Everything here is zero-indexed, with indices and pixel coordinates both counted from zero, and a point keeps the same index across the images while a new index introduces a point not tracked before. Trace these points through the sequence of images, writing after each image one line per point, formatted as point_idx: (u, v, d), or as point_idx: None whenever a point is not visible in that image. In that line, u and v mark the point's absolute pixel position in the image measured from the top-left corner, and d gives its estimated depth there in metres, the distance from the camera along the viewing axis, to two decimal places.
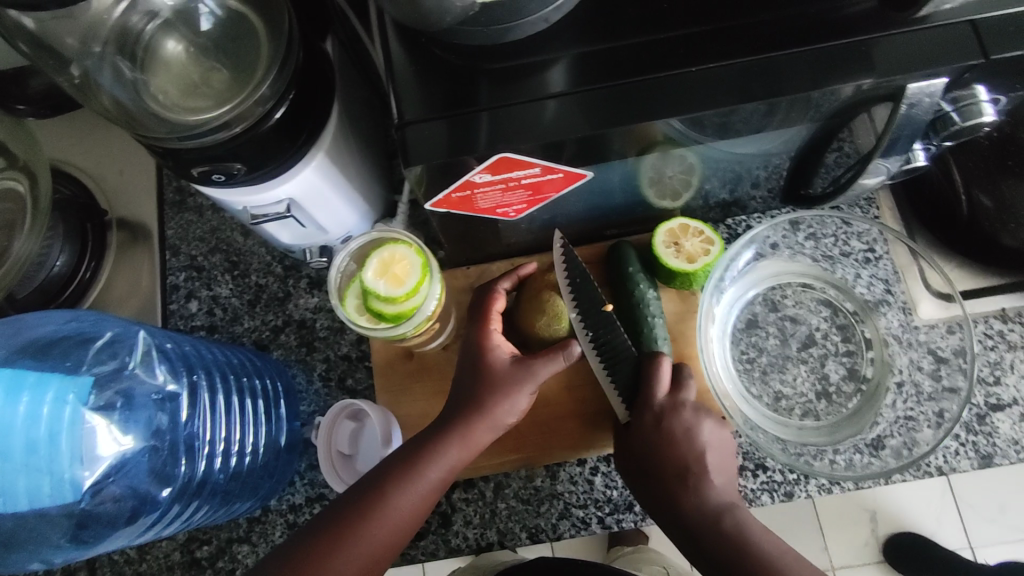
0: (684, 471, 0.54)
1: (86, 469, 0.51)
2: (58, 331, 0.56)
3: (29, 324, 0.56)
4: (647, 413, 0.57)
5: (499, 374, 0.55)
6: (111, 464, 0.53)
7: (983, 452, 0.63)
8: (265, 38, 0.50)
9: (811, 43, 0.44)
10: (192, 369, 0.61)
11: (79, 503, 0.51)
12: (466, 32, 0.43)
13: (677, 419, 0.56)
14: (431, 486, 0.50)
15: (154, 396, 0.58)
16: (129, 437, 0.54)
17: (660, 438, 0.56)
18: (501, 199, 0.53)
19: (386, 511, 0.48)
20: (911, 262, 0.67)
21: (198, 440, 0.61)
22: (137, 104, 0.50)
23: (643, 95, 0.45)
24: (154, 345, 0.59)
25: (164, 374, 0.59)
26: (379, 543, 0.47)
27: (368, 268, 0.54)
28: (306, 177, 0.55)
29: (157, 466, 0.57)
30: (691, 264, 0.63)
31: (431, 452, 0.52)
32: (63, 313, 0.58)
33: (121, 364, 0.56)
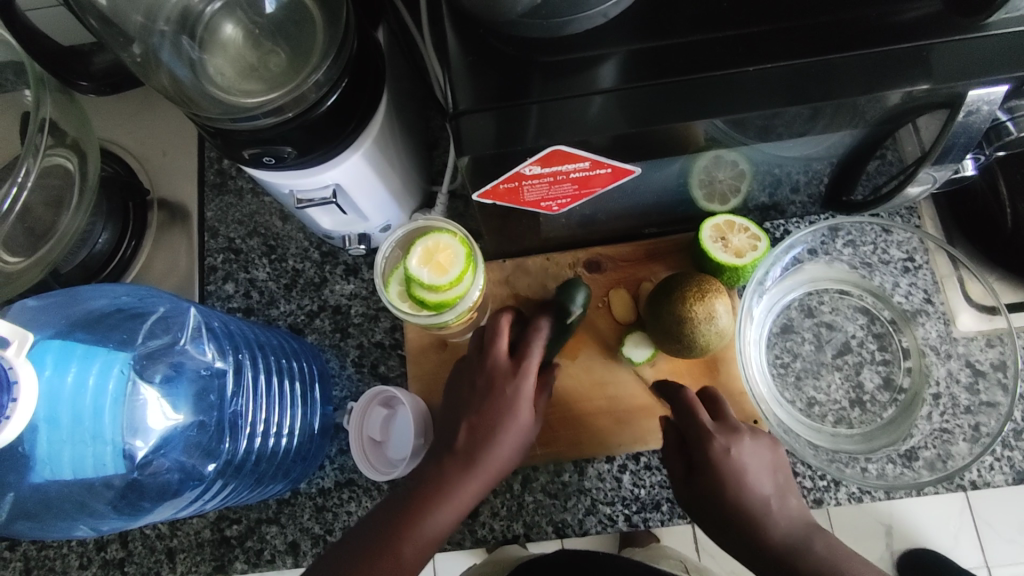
0: (764, 503, 0.52)
1: (135, 440, 0.53)
2: (110, 305, 0.58)
3: (78, 298, 0.57)
4: (716, 440, 0.53)
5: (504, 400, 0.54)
6: (159, 440, 0.55)
7: (1019, 468, 0.63)
8: (321, 24, 0.51)
9: (870, 47, 0.44)
10: (237, 348, 0.62)
11: (131, 473, 0.54)
12: (525, 24, 0.43)
13: (742, 445, 0.54)
14: (517, 444, 0.54)
15: (202, 372, 0.59)
16: (179, 413, 0.57)
17: (734, 471, 0.52)
18: (547, 192, 0.53)
19: (475, 470, 0.52)
20: (952, 272, 0.66)
21: (241, 419, 0.62)
22: (194, 85, 0.50)
23: (696, 93, 0.44)
24: (202, 322, 0.60)
25: (212, 351, 0.60)
26: (472, 496, 0.52)
27: (412, 256, 0.53)
28: (353, 164, 0.55)
29: (201, 441, 0.58)
30: (739, 258, 0.62)
31: (506, 421, 0.53)
32: (116, 287, 0.59)
33: (173, 339, 0.58)
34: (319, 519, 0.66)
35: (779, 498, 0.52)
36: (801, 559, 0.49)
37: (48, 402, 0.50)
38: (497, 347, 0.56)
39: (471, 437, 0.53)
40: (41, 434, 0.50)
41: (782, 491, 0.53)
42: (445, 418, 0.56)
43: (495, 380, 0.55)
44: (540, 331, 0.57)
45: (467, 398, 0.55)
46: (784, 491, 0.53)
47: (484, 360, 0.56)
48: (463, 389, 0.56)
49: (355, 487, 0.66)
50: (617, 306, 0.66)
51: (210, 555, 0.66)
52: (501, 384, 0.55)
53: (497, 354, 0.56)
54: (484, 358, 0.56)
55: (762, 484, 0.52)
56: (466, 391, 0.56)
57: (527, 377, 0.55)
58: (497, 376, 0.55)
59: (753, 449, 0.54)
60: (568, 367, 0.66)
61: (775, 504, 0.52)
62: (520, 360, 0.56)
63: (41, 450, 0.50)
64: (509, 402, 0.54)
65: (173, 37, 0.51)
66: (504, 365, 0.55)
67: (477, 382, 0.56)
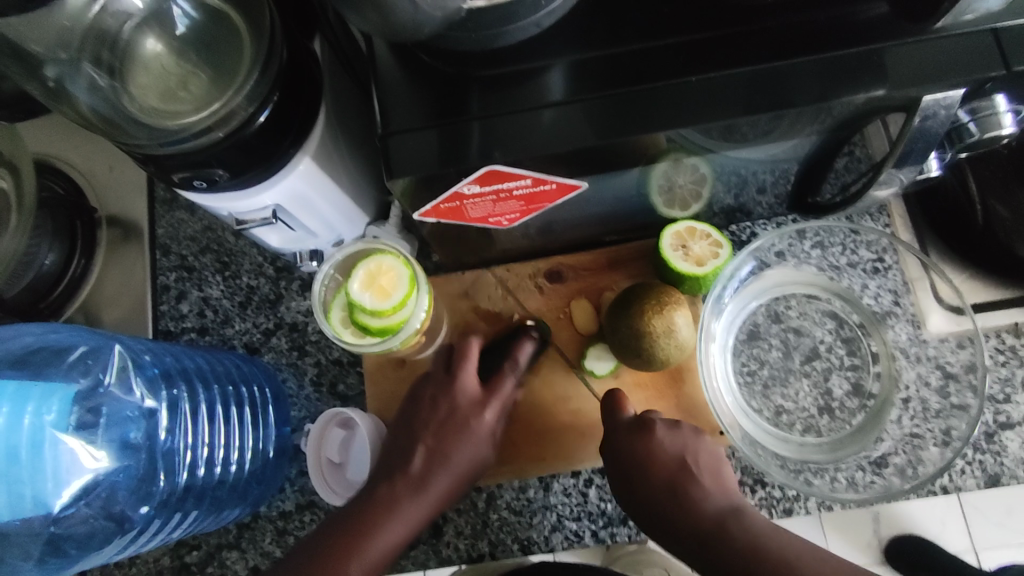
0: (673, 486, 0.52)
1: (58, 489, 0.51)
2: (37, 343, 0.55)
3: (3, 337, 0.54)
4: (621, 429, 0.56)
5: (461, 430, 0.57)
6: (80, 490, 0.53)
7: (991, 472, 0.62)
8: (247, 38, 0.48)
9: (819, 52, 0.41)
10: (171, 382, 0.60)
11: (49, 525, 0.52)
12: (456, 38, 0.40)
13: (651, 435, 0.55)
14: (469, 476, 0.57)
15: (134, 413, 0.57)
16: (103, 456, 0.54)
17: (636, 459, 0.54)
18: (492, 209, 0.50)
19: (426, 495, 0.54)
20: (922, 274, 0.64)
21: (177, 453, 0.60)
22: (116, 110, 0.48)
23: (640, 106, 0.42)
24: (130, 357, 0.58)
25: (141, 390, 0.57)
26: (416, 517, 0.54)
27: (354, 279, 0.51)
28: (293, 182, 0.53)
29: (137, 484, 0.56)
30: (699, 267, 0.61)
31: (464, 450, 0.56)
32: (37, 325, 0.56)
33: (95, 381, 0.55)
34: (280, 543, 0.64)
35: (687, 479, 0.53)
36: (716, 541, 0.49)
37: None
38: (465, 372, 0.58)
39: (428, 465, 0.56)
40: None
41: (693, 473, 0.53)
42: (399, 439, 0.58)
43: (458, 410, 0.57)
44: (514, 368, 0.59)
45: (428, 423, 0.57)
46: (697, 473, 0.53)
47: (452, 387, 0.58)
48: (423, 411, 0.58)
49: (316, 509, 0.65)
50: (579, 318, 0.65)
51: None
52: (464, 415, 0.57)
53: (464, 382, 0.58)
54: (452, 384, 0.58)
55: (670, 468, 0.53)
56: (427, 413, 0.58)
57: (490, 408, 0.58)
58: (461, 407, 0.57)
59: (665, 438, 0.55)
60: (530, 382, 0.64)
61: (685, 486, 0.52)
62: (485, 391, 0.58)
63: None
64: (468, 433, 0.57)
65: (90, 56, 0.48)
66: (472, 397, 0.58)
67: (440, 408, 0.57)
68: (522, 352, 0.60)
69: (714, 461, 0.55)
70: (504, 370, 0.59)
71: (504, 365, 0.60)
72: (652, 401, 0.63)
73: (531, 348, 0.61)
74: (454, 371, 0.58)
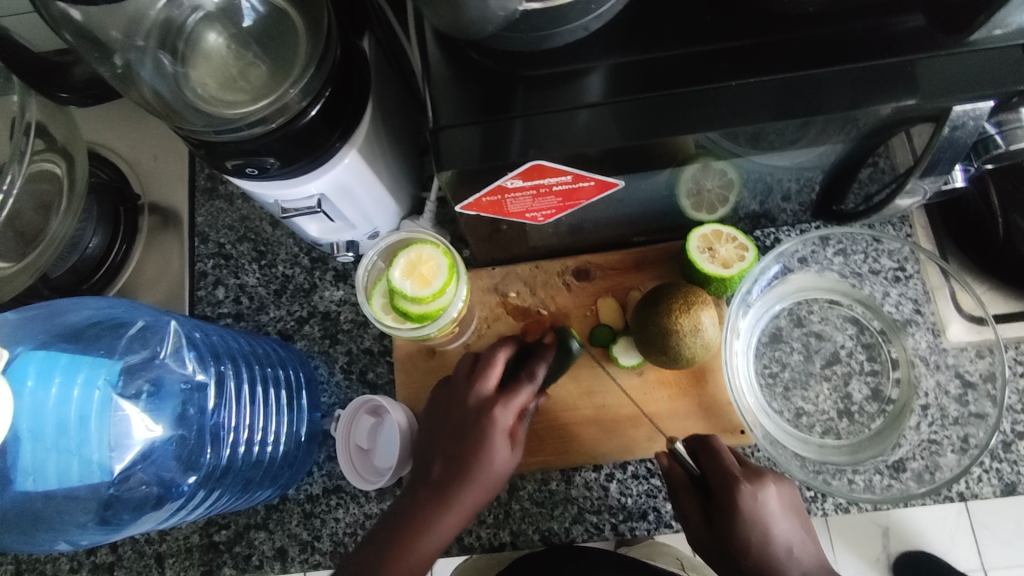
0: (787, 548, 0.53)
1: (114, 453, 0.53)
2: (93, 317, 0.58)
3: (60, 311, 0.57)
4: (738, 487, 0.54)
5: (480, 436, 0.56)
6: (136, 456, 0.55)
7: (1007, 480, 0.62)
8: (304, 35, 0.50)
9: (854, 62, 0.43)
10: (218, 359, 0.62)
11: (107, 488, 0.54)
12: (506, 38, 0.43)
13: (766, 492, 0.54)
14: (491, 480, 0.56)
15: (181, 386, 0.59)
16: (158, 425, 0.56)
17: (758, 522, 0.53)
18: (531, 204, 0.52)
19: (451, 504, 0.55)
20: (943, 283, 0.66)
21: (223, 428, 0.61)
22: (177, 98, 0.50)
23: (679, 108, 0.44)
24: (182, 333, 0.60)
25: (192, 363, 0.60)
26: (451, 525, 0.56)
27: (394, 267, 0.53)
28: (339, 173, 0.55)
29: (183, 453, 0.58)
30: (726, 269, 0.62)
31: (479, 453, 0.56)
32: (96, 301, 0.59)
33: (152, 353, 0.57)
34: (307, 525, 0.66)
35: (801, 541, 0.54)
36: None
37: (32, 414, 0.51)
38: (486, 380, 0.59)
39: (445, 471, 0.57)
40: (26, 445, 0.51)
41: (802, 533, 0.55)
42: (424, 442, 0.60)
43: (470, 410, 0.58)
44: (532, 381, 0.59)
45: (447, 429, 0.58)
46: (803, 532, 0.55)
47: (468, 391, 0.59)
48: (443, 417, 0.59)
49: (343, 493, 0.67)
50: (605, 314, 0.66)
51: (198, 560, 0.67)
52: (478, 415, 0.57)
53: (480, 387, 0.59)
54: (469, 389, 0.59)
55: (788, 532, 0.53)
56: (446, 419, 0.59)
57: (506, 409, 0.57)
58: (474, 406, 0.58)
59: (775, 495, 0.54)
60: (556, 377, 0.66)
61: (796, 547, 0.54)
62: (502, 394, 0.58)
63: (26, 459, 0.51)
64: (484, 431, 0.56)
65: (157, 44, 0.51)
66: (484, 397, 0.58)
67: (455, 413, 0.59)
68: (538, 366, 0.60)
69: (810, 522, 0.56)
70: (522, 380, 0.59)
71: (523, 376, 0.60)
72: (675, 399, 0.64)
73: (542, 368, 0.60)
74: (475, 379, 0.60)
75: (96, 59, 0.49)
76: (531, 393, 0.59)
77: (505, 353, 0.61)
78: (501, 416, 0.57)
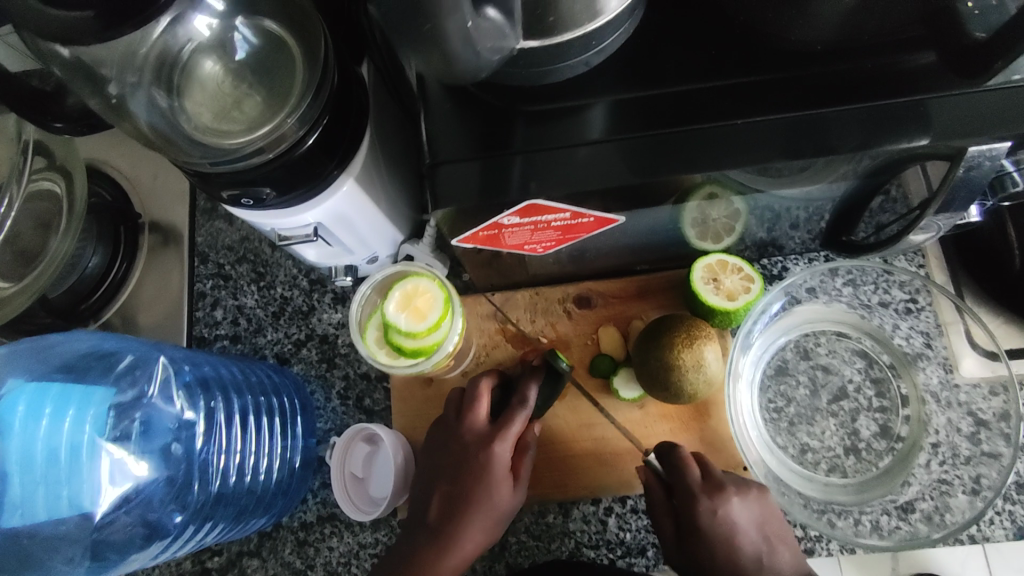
0: (756, 560, 0.55)
1: (96, 496, 0.52)
2: (86, 349, 0.57)
3: (51, 343, 0.56)
4: (699, 502, 0.55)
5: (480, 472, 0.58)
6: (118, 498, 0.54)
7: (1021, 524, 0.60)
8: (301, 63, 0.49)
9: (864, 100, 0.42)
10: (208, 393, 0.62)
11: (90, 532, 0.52)
12: (505, 73, 0.41)
13: (727, 506, 0.55)
14: (494, 516, 0.58)
15: (171, 424, 0.58)
16: (143, 467, 0.55)
17: (721, 536, 0.55)
18: (529, 237, 0.51)
19: (454, 545, 0.57)
20: (956, 319, 0.63)
21: (212, 464, 0.61)
22: (173, 128, 0.50)
23: (683, 146, 0.43)
24: (172, 368, 0.59)
25: (181, 400, 0.59)
26: (455, 566, 0.57)
27: (389, 301, 0.53)
28: (336, 201, 0.54)
29: (172, 493, 0.58)
30: (731, 301, 0.60)
31: (480, 493, 0.57)
32: (87, 335, 0.58)
33: (140, 392, 0.57)
34: (300, 553, 0.65)
35: (770, 551, 0.55)
36: None
37: (23, 445, 0.51)
38: (475, 411, 0.59)
39: (444, 511, 0.58)
40: (15, 477, 0.51)
41: (772, 542, 0.56)
42: (423, 479, 0.61)
43: (468, 448, 0.59)
44: (523, 406, 0.58)
45: (443, 468, 0.59)
46: (775, 541, 0.56)
47: (462, 428, 0.60)
48: (440, 454, 0.60)
49: (337, 522, 0.66)
50: (606, 343, 0.65)
51: None
52: (475, 452, 0.58)
53: (473, 422, 0.59)
54: (463, 425, 0.60)
55: (753, 541, 0.55)
56: (442, 458, 0.60)
57: (502, 445, 0.58)
58: (471, 443, 0.59)
59: (739, 506, 0.56)
60: (555, 408, 0.64)
61: (766, 558, 0.55)
62: (498, 429, 0.59)
63: (15, 493, 0.51)
64: (482, 469, 0.57)
65: (154, 79, 0.50)
66: (480, 432, 0.59)
67: (451, 450, 0.59)
68: (529, 390, 0.59)
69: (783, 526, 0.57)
70: (513, 407, 0.59)
71: (513, 404, 0.59)
72: (676, 432, 0.63)
73: (536, 391, 0.59)
74: (465, 414, 0.60)
75: (89, 90, 0.49)
76: (525, 419, 0.59)
77: (490, 381, 0.61)
78: (497, 449, 0.58)
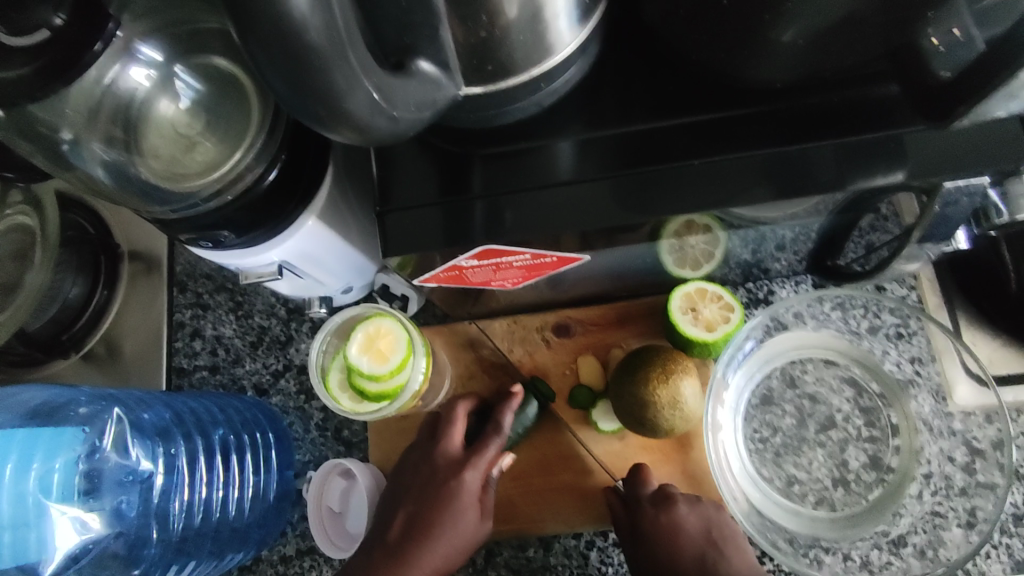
0: (700, 562, 0.54)
1: (48, 553, 0.52)
2: (41, 401, 0.56)
3: (6, 396, 0.56)
4: (644, 507, 0.56)
5: (448, 495, 0.58)
6: (73, 551, 0.54)
7: (1019, 558, 0.58)
8: (254, 97, 0.47)
9: (832, 136, 0.40)
10: (168, 442, 0.61)
11: None
12: (455, 117, 0.40)
13: (674, 510, 0.56)
14: (459, 543, 0.57)
15: (127, 477, 0.58)
16: (94, 526, 0.55)
17: (661, 539, 0.55)
18: (493, 275, 0.49)
19: (408, 566, 0.56)
20: (950, 346, 0.61)
21: (172, 510, 0.62)
22: (130, 176, 0.48)
23: (645, 188, 0.41)
24: (127, 420, 0.58)
25: (137, 453, 0.58)
26: None
27: (352, 343, 0.52)
28: (298, 240, 0.53)
29: (128, 545, 0.58)
30: (709, 332, 0.59)
31: (446, 516, 0.57)
32: (41, 389, 0.57)
33: (92, 448, 0.55)
34: None
35: (717, 554, 0.54)
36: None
37: None
38: (451, 437, 0.60)
39: (406, 530, 0.57)
40: None
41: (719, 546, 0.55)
42: (387, 501, 0.60)
43: (439, 470, 0.59)
44: (498, 434, 0.59)
45: (411, 488, 0.59)
46: (725, 546, 0.55)
47: (436, 450, 0.60)
48: (408, 476, 0.60)
49: (316, 555, 0.65)
50: (585, 373, 0.63)
51: None
52: (446, 476, 0.59)
53: (448, 446, 0.60)
54: (437, 448, 0.60)
55: (698, 546, 0.55)
56: (409, 478, 0.60)
57: (472, 470, 0.58)
58: (442, 467, 0.59)
59: (688, 511, 0.56)
60: (535, 440, 0.63)
61: (712, 560, 0.54)
62: (471, 454, 0.59)
63: None
64: (450, 494, 0.58)
65: (100, 134, 0.47)
66: (453, 457, 0.59)
67: (422, 472, 0.60)
68: (504, 417, 0.60)
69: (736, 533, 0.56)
70: (489, 434, 0.60)
71: (488, 431, 0.60)
72: (658, 465, 0.61)
73: (509, 420, 0.60)
74: (439, 437, 0.61)
75: (31, 145, 0.46)
76: (500, 446, 0.60)
77: (468, 407, 0.62)
78: (469, 473, 0.58)
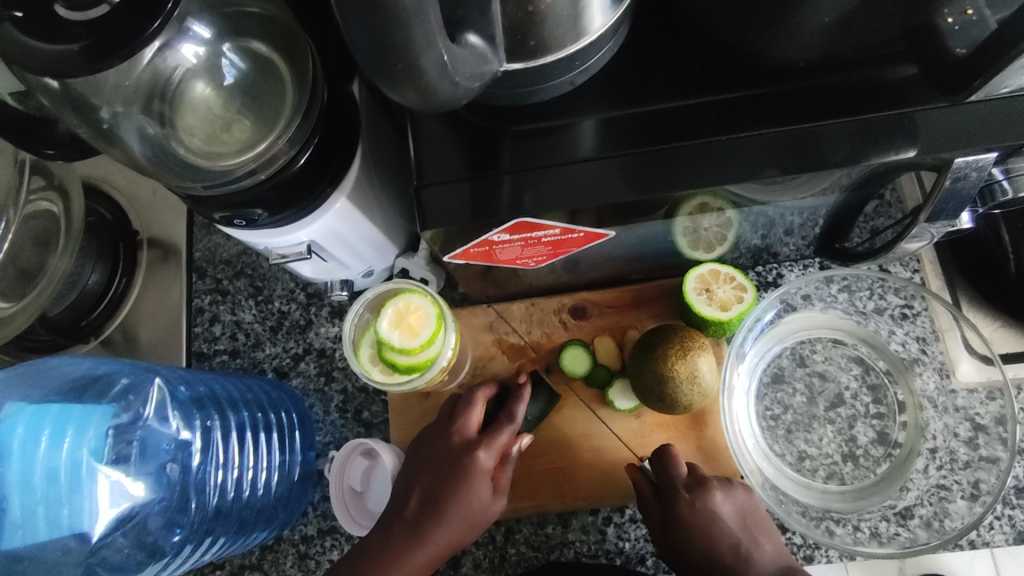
0: (736, 549, 0.54)
1: (88, 519, 0.52)
2: (81, 373, 0.57)
3: (48, 367, 0.57)
4: (679, 494, 0.57)
5: (462, 475, 0.58)
6: (118, 515, 0.54)
7: (1021, 528, 0.60)
8: (290, 82, 0.49)
9: (850, 115, 0.42)
10: (204, 414, 0.62)
11: (87, 553, 0.53)
12: (491, 95, 0.42)
13: (709, 496, 0.56)
14: (470, 520, 0.58)
15: (168, 445, 0.59)
16: (139, 491, 0.55)
17: (699, 526, 0.55)
18: (520, 252, 0.51)
19: (421, 541, 0.57)
20: (953, 325, 0.63)
21: (208, 484, 0.62)
22: (165, 154, 0.49)
23: (671, 164, 0.43)
24: (166, 389, 0.59)
25: (176, 421, 0.59)
26: (420, 565, 0.56)
27: (383, 318, 0.56)
28: (326, 221, 0.54)
29: (170, 513, 0.58)
30: (723, 312, 0.61)
31: (458, 495, 0.58)
32: (81, 361, 0.58)
33: (134, 416, 0.57)
34: (302, 566, 0.66)
35: (753, 542, 0.55)
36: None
37: (23, 459, 0.51)
38: (467, 418, 0.61)
39: (422, 508, 0.58)
40: (15, 496, 0.51)
41: (756, 537, 0.55)
42: (401, 481, 0.61)
43: (455, 448, 0.60)
44: (512, 420, 0.60)
45: (425, 466, 0.60)
46: (756, 534, 0.56)
47: (451, 429, 0.61)
48: (424, 453, 0.61)
49: (337, 534, 0.66)
50: (602, 355, 0.65)
51: None
52: (461, 455, 0.59)
53: (464, 426, 0.60)
54: (452, 427, 0.61)
55: (734, 535, 0.55)
56: (425, 454, 0.61)
57: (487, 452, 0.59)
58: (457, 447, 0.60)
59: (722, 499, 0.57)
60: (554, 419, 0.65)
61: (747, 547, 0.55)
62: (485, 437, 0.60)
63: (15, 512, 0.51)
64: (465, 473, 0.58)
65: (140, 106, 0.48)
66: (468, 437, 0.60)
67: (438, 449, 0.60)
68: (517, 406, 0.61)
69: (768, 522, 0.57)
70: (502, 420, 0.60)
71: (502, 416, 0.61)
72: (673, 442, 0.63)
73: (525, 409, 0.61)
74: (455, 418, 0.61)
75: (76, 118, 0.46)
76: (513, 432, 0.60)
77: (485, 390, 0.62)
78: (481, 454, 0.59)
